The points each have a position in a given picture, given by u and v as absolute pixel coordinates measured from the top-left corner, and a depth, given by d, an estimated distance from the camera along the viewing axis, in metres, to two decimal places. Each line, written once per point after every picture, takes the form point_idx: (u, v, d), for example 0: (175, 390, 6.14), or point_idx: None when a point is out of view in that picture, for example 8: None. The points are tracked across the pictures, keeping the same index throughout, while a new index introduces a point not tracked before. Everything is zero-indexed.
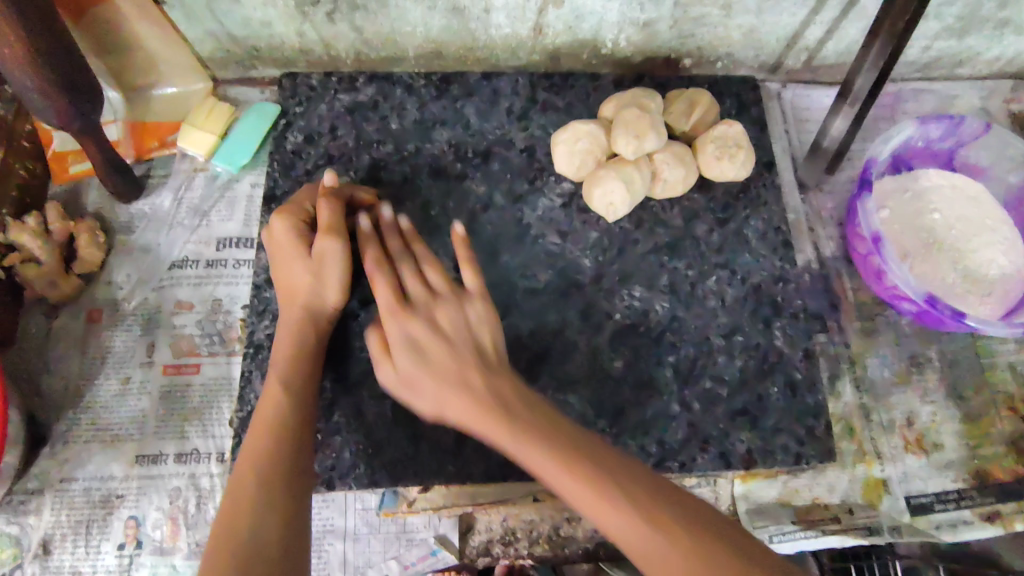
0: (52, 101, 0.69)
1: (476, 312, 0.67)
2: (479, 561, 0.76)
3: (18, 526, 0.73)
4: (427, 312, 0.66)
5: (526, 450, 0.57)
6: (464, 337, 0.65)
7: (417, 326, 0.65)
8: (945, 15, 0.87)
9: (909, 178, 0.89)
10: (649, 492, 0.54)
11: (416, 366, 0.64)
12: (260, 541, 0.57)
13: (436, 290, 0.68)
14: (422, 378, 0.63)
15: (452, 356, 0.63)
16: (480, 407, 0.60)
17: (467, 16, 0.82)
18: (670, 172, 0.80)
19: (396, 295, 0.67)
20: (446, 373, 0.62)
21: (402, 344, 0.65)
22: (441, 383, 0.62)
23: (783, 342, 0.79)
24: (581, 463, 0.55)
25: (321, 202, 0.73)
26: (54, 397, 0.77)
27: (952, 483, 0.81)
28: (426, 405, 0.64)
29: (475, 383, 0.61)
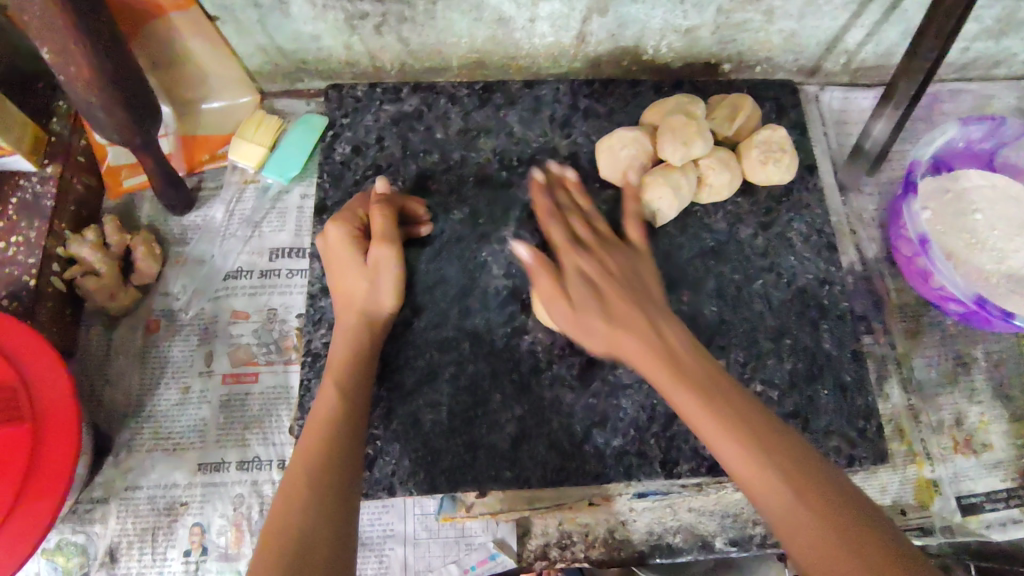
0: (116, 117, 0.70)
1: (642, 271, 0.72)
2: (536, 564, 0.77)
3: (84, 535, 0.74)
4: (600, 258, 0.71)
5: (685, 400, 0.61)
6: (632, 287, 0.69)
7: (588, 264, 0.70)
8: (984, 17, 0.87)
9: (950, 179, 0.89)
10: (795, 456, 0.56)
11: (583, 302, 0.68)
12: (302, 540, 0.59)
13: (607, 245, 0.73)
14: (586, 317, 0.68)
15: (620, 296, 0.68)
16: (648, 349, 0.64)
17: (511, 26, 0.83)
18: (717, 177, 0.80)
19: (570, 238, 0.73)
20: (614, 314, 0.67)
21: (577, 289, 0.69)
22: (608, 321, 0.67)
23: (832, 345, 0.80)
24: (744, 432, 0.57)
25: (374, 210, 0.75)
26: (116, 407, 0.78)
27: (1002, 482, 0.82)
28: (596, 342, 0.69)
29: (640, 327, 0.66)
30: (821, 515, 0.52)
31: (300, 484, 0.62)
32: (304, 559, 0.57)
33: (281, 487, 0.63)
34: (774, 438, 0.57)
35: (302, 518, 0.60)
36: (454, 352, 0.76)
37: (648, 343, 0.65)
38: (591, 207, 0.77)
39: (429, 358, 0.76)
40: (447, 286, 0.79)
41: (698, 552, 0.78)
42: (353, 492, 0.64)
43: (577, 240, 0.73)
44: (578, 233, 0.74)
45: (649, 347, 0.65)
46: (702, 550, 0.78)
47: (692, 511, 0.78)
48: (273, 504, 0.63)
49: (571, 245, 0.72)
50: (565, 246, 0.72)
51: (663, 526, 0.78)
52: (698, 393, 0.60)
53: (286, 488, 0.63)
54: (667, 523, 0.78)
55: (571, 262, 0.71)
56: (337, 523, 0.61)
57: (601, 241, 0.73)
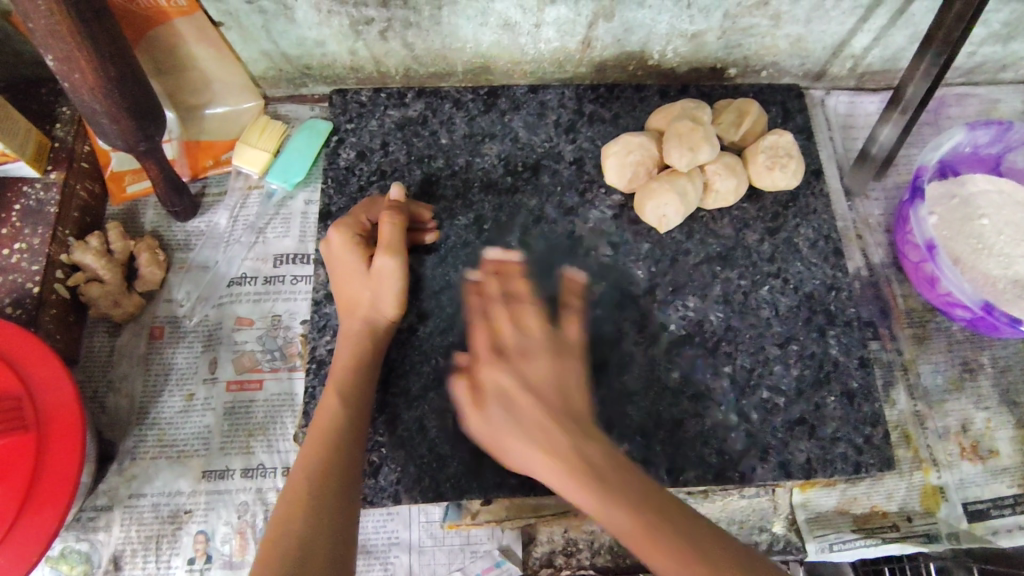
0: (121, 124, 0.69)
1: (568, 381, 0.67)
2: (542, 572, 0.77)
3: (87, 543, 0.74)
4: (520, 368, 0.66)
5: (607, 507, 0.58)
6: (558, 403, 0.65)
7: (510, 381, 0.66)
8: (992, 21, 0.87)
9: (957, 184, 0.88)
10: (720, 546, 0.56)
11: (501, 424, 0.65)
12: (303, 554, 0.58)
13: (530, 351, 0.68)
14: (511, 438, 0.64)
15: (543, 418, 0.63)
16: (557, 452, 0.62)
17: (517, 31, 0.83)
18: (723, 183, 0.80)
19: (493, 346, 0.69)
20: (535, 426, 0.63)
21: (495, 406, 0.66)
22: (530, 440, 0.63)
23: (838, 351, 0.80)
24: (669, 532, 0.56)
25: (384, 218, 0.75)
26: (120, 414, 0.78)
27: (1008, 489, 0.81)
28: (511, 455, 0.65)
29: (560, 444, 0.62)
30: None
31: (301, 494, 0.62)
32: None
33: (282, 494, 0.63)
34: (691, 531, 0.57)
35: (302, 529, 0.60)
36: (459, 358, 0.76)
37: (560, 455, 0.62)
38: (531, 294, 0.73)
39: (435, 365, 0.75)
40: (453, 292, 0.78)
41: None
42: (354, 502, 0.64)
43: (497, 351, 0.68)
44: (502, 339, 0.69)
45: (558, 444, 0.62)
46: None
47: None
48: (273, 512, 0.62)
49: (490, 358, 0.68)
50: (484, 357, 0.69)
51: None
52: (618, 499, 0.58)
53: (287, 495, 0.63)
54: None
55: (489, 375, 0.67)
56: (337, 537, 0.61)
57: (526, 347, 0.68)
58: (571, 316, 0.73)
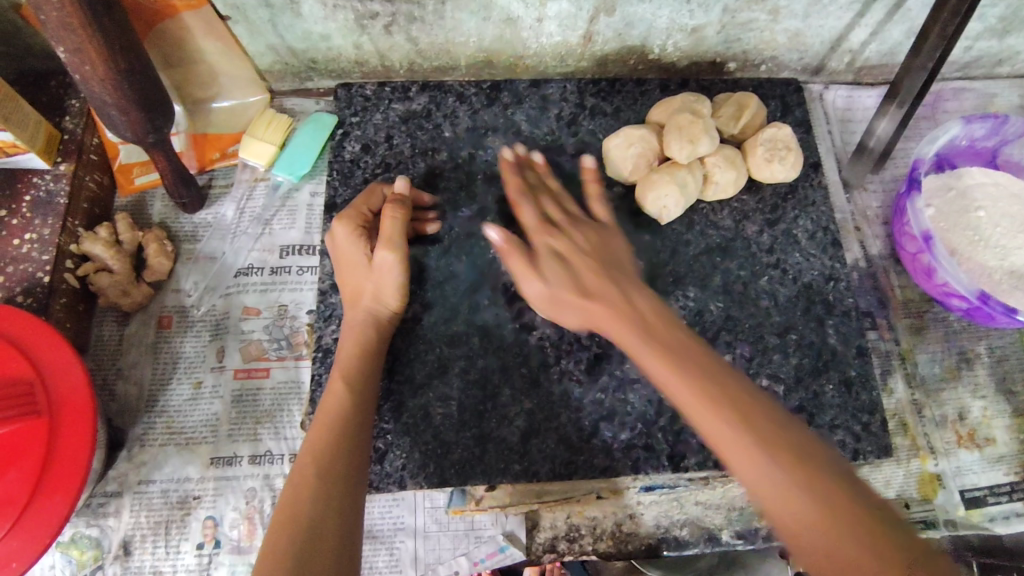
0: (130, 116, 0.70)
1: (614, 249, 0.72)
2: (545, 557, 0.78)
3: (97, 528, 0.75)
4: (575, 239, 0.71)
5: (677, 386, 0.58)
6: (604, 261, 0.70)
7: (562, 244, 0.71)
8: (988, 16, 0.88)
9: (953, 177, 0.90)
10: (794, 445, 0.54)
11: (557, 277, 0.69)
12: (310, 536, 0.60)
13: (580, 227, 0.73)
14: (563, 293, 0.68)
15: (595, 272, 0.68)
16: (625, 319, 0.64)
17: (519, 25, 0.84)
18: (722, 175, 0.81)
19: (542, 220, 0.74)
20: (592, 284, 0.67)
21: (551, 264, 0.70)
22: (582, 297, 0.67)
23: (837, 340, 0.81)
24: (741, 418, 0.55)
25: (386, 209, 0.75)
26: (129, 402, 0.79)
27: (1004, 476, 0.82)
28: (571, 317, 0.70)
29: (652, 325, 0.63)
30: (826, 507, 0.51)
31: (308, 480, 0.63)
32: (311, 557, 0.58)
33: (290, 478, 0.64)
34: (769, 426, 0.55)
35: (309, 513, 0.61)
36: (462, 347, 0.77)
37: (649, 332, 0.63)
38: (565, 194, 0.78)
39: (439, 353, 0.76)
40: (456, 282, 0.80)
41: (704, 545, 0.79)
42: (359, 488, 0.65)
43: (547, 223, 0.73)
44: (549, 214, 0.75)
45: (616, 307, 0.65)
46: (708, 543, 0.79)
47: (699, 504, 0.79)
48: (280, 497, 0.63)
49: (541, 228, 0.73)
50: (537, 227, 0.73)
51: (670, 519, 0.79)
52: (695, 388, 0.57)
53: (295, 478, 0.64)
54: (674, 516, 0.79)
55: (547, 241, 0.72)
56: (344, 519, 0.62)
57: (574, 220, 0.74)
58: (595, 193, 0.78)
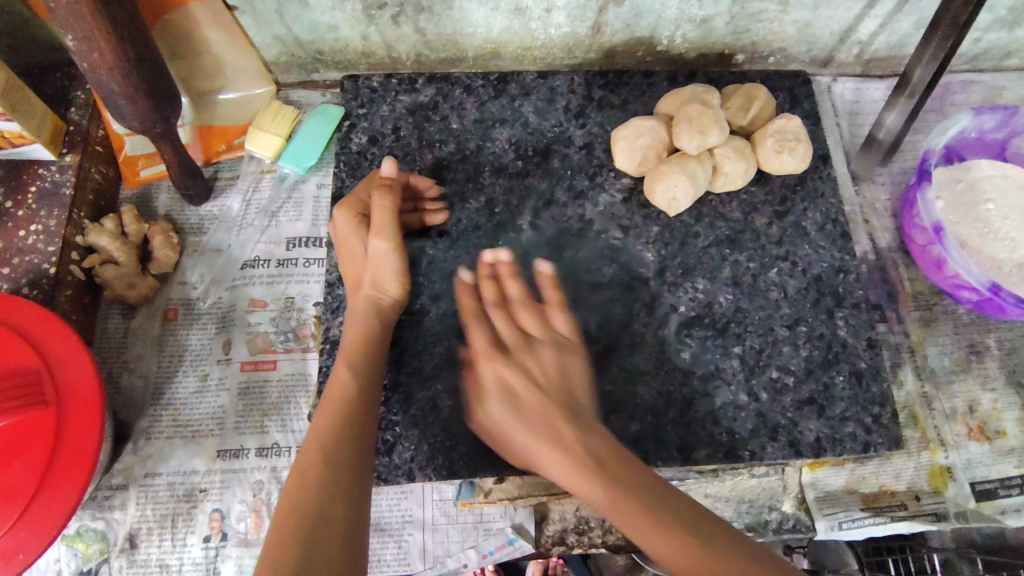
0: (137, 106, 0.70)
1: (568, 367, 0.70)
2: (554, 549, 0.78)
3: (104, 521, 0.75)
4: (523, 363, 0.69)
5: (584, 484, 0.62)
6: (554, 388, 0.68)
7: (511, 380, 0.68)
8: (998, 7, 0.88)
9: (963, 169, 0.89)
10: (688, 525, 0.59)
11: (506, 417, 0.67)
12: (317, 523, 0.59)
13: (545, 362, 0.69)
14: (521, 430, 0.66)
15: (546, 413, 0.66)
16: (545, 429, 0.65)
17: (528, 16, 0.83)
18: (732, 167, 0.81)
19: (497, 345, 0.71)
20: (543, 414, 0.66)
21: (497, 401, 0.68)
22: (537, 428, 0.65)
23: (847, 333, 0.80)
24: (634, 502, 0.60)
25: (375, 198, 0.74)
26: (135, 394, 0.79)
27: (1015, 469, 0.82)
28: (517, 446, 0.67)
29: (564, 434, 0.65)
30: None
31: (316, 465, 0.63)
32: (319, 544, 0.58)
33: (296, 466, 0.63)
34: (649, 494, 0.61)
35: (317, 499, 0.61)
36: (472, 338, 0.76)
37: (564, 442, 0.64)
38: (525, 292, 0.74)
39: (448, 345, 0.76)
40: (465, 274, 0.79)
41: None
42: (366, 472, 0.65)
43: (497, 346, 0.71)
44: (503, 338, 0.72)
45: (547, 407, 0.66)
46: None
47: None
48: (285, 485, 0.63)
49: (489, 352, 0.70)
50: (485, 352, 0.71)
51: None
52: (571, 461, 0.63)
53: (301, 466, 0.63)
54: None
55: (493, 372, 0.69)
56: (352, 509, 0.62)
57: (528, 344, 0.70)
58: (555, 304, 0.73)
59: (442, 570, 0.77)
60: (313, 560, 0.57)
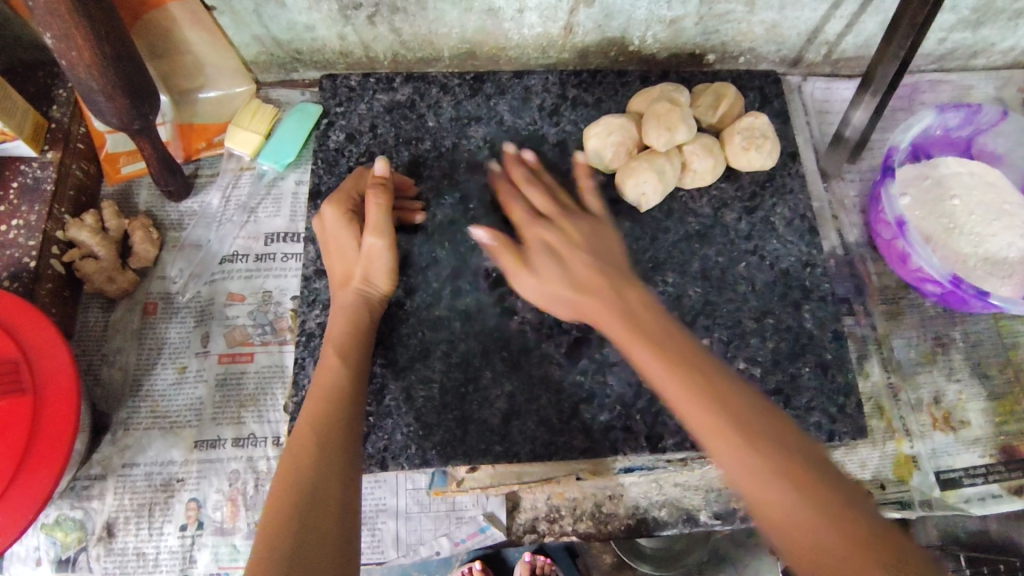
0: (116, 102, 0.71)
1: (604, 234, 0.72)
2: (527, 537, 0.81)
3: (82, 510, 0.76)
4: (564, 226, 0.72)
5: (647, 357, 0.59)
6: (600, 255, 0.69)
7: (550, 234, 0.71)
8: (961, 8, 0.90)
9: (929, 166, 0.91)
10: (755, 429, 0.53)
11: (544, 270, 0.70)
12: (311, 503, 0.60)
13: (586, 224, 0.72)
14: (556, 287, 0.68)
15: (586, 262, 0.68)
16: (596, 303, 0.65)
17: (501, 16, 0.85)
18: (700, 163, 0.82)
19: (541, 211, 0.74)
20: (579, 270, 0.67)
21: (536, 255, 0.71)
22: (574, 287, 0.67)
23: (813, 324, 0.82)
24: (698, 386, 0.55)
25: (369, 195, 0.75)
26: (114, 386, 0.80)
27: (980, 458, 0.84)
28: (560, 306, 0.69)
29: (605, 287, 0.66)
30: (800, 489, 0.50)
31: (306, 447, 0.64)
32: (313, 520, 0.59)
33: (290, 447, 0.65)
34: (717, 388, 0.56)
35: (311, 480, 0.62)
36: (445, 331, 0.78)
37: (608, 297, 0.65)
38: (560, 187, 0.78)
39: (421, 337, 0.77)
40: (439, 268, 0.81)
41: (683, 525, 0.80)
42: (355, 453, 0.66)
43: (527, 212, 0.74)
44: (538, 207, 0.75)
45: (595, 273, 0.67)
46: (687, 523, 0.80)
47: (677, 486, 0.81)
48: (279, 466, 0.64)
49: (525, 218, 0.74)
50: (530, 220, 0.74)
51: (649, 500, 0.81)
52: (681, 386, 0.56)
53: (293, 446, 0.64)
54: (653, 497, 0.81)
55: (535, 231, 0.72)
56: (344, 488, 0.63)
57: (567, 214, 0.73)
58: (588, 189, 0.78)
59: (415, 557, 0.81)
60: (306, 536, 0.58)
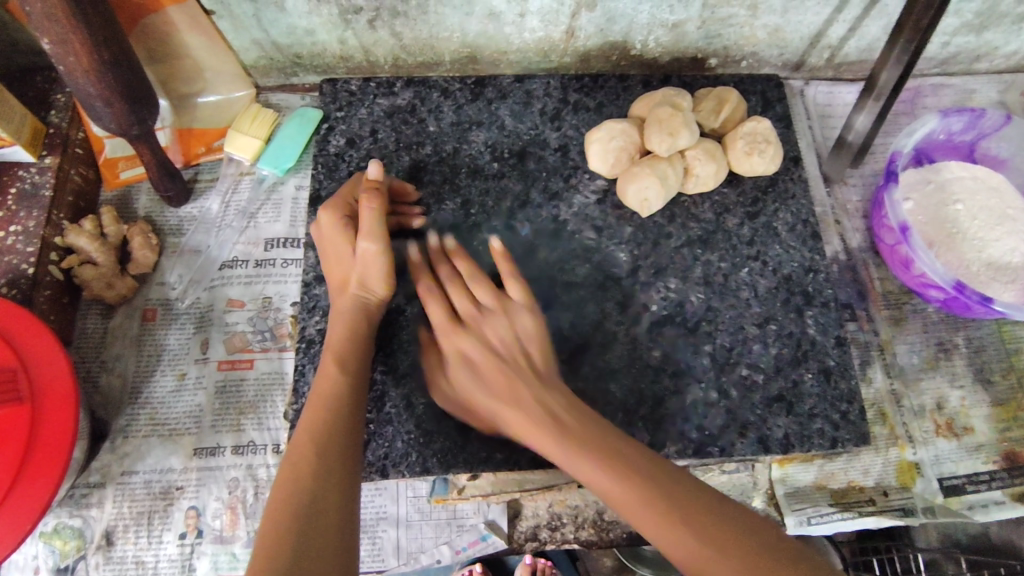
0: (114, 107, 0.71)
1: (523, 331, 0.72)
2: (527, 545, 0.81)
3: (80, 519, 0.76)
4: (483, 334, 0.72)
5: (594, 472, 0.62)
6: (516, 355, 0.71)
7: (471, 346, 0.72)
8: (964, 12, 0.89)
9: (932, 171, 0.90)
10: (696, 516, 0.58)
11: (473, 384, 0.70)
12: (311, 517, 0.59)
13: (501, 320, 0.73)
14: (478, 397, 0.70)
15: (502, 375, 0.69)
16: (532, 419, 0.67)
17: (501, 21, 0.85)
18: (703, 169, 0.82)
19: (450, 317, 0.74)
20: (499, 384, 0.69)
21: (460, 366, 0.72)
22: (500, 401, 0.69)
23: (816, 330, 0.82)
24: (653, 500, 0.59)
25: (363, 199, 0.74)
26: (113, 393, 0.80)
27: (983, 465, 0.84)
28: (482, 415, 0.71)
29: (527, 398, 0.68)
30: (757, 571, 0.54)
31: (306, 455, 0.63)
32: (315, 530, 0.58)
33: (289, 457, 0.64)
34: (649, 479, 0.61)
35: (310, 492, 0.61)
36: None
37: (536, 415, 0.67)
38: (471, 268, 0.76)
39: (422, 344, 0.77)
40: None
41: None
42: (356, 461, 0.65)
43: (449, 318, 0.73)
44: (456, 309, 0.74)
45: (513, 385, 0.69)
46: None
47: None
48: (278, 475, 0.63)
49: (450, 329, 0.73)
50: (445, 328, 0.73)
51: None
52: (630, 487, 0.60)
53: (293, 456, 0.64)
54: None
55: (464, 348, 0.72)
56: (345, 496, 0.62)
57: (482, 312, 0.73)
58: (510, 276, 0.75)
59: (416, 565, 0.81)
60: (307, 546, 0.57)
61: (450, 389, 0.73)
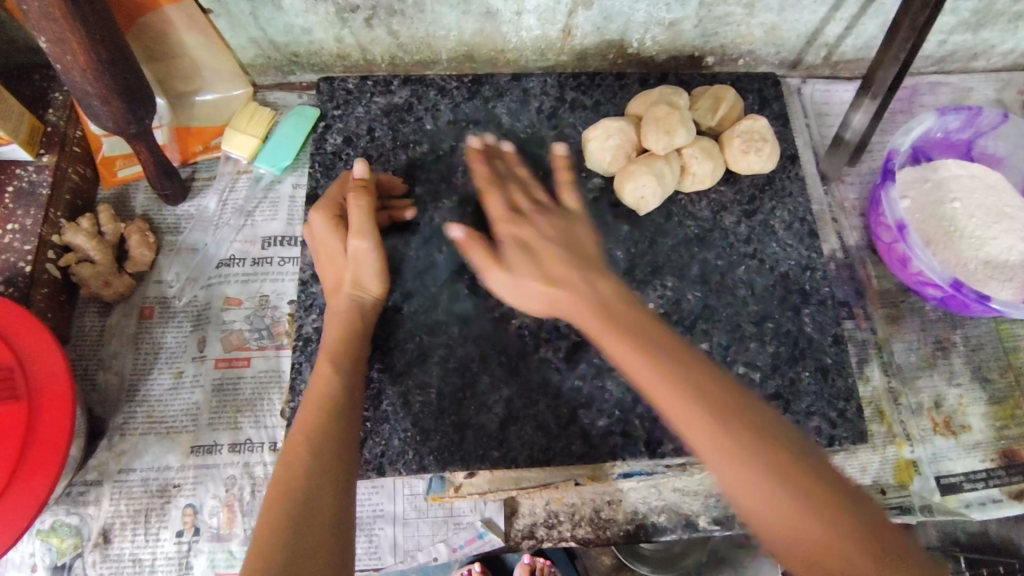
0: (111, 106, 0.71)
1: (577, 231, 0.71)
2: (524, 543, 0.81)
3: (77, 517, 0.76)
4: (538, 224, 0.71)
5: (648, 376, 0.56)
6: (574, 249, 0.69)
7: (529, 233, 0.70)
8: (961, 10, 0.89)
9: (929, 169, 0.90)
10: (754, 429, 0.53)
11: (521, 262, 0.68)
12: (305, 516, 0.59)
13: (558, 216, 0.72)
14: (528, 280, 0.68)
15: (559, 257, 0.67)
16: (591, 314, 0.62)
17: (499, 19, 0.85)
18: (699, 167, 0.82)
19: (508, 210, 0.74)
20: (554, 270, 0.66)
21: (513, 251, 0.70)
22: (550, 282, 0.66)
23: (813, 328, 0.82)
24: (706, 402, 0.54)
25: (351, 198, 0.75)
26: (110, 391, 0.80)
27: (980, 463, 0.84)
28: (532, 300, 0.68)
29: (588, 291, 0.64)
30: (808, 495, 0.50)
31: (301, 455, 0.63)
32: (309, 529, 0.59)
33: (283, 457, 0.64)
34: (710, 389, 0.55)
35: (304, 494, 0.61)
36: (443, 336, 0.77)
37: (597, 311, 0.62)
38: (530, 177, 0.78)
39: (419, 342, 0.77)
40: (437, 272, 0.80)
41: (682, 531, 0.80)
42: (351, 461, 0.66)
43: (511, 210, 0.73)
44: (516, 203, 0.74)
45: (573, 272, 0.66)
46: (685, 529, 0.80)
47: (676, 491, 0.81)
48: (273, 475, 0.63)
49: (506, 219, 0.72)
50: (500, 216, 0.73)
51: (648, 505, 0.81)
52: (690, 393, 0.54)
53: (288, 455, 0.64)
54: (653, 502, 0.81)
55: (511, 232, 0.71)
56: (339, 495, 0.62)
57: (539, 207, 0.73)
58: (565, 184, 0.77)
59: (413, 564, 0.80)
60: (302, 545, 0.57)
61: (490, 279, 0.72)
